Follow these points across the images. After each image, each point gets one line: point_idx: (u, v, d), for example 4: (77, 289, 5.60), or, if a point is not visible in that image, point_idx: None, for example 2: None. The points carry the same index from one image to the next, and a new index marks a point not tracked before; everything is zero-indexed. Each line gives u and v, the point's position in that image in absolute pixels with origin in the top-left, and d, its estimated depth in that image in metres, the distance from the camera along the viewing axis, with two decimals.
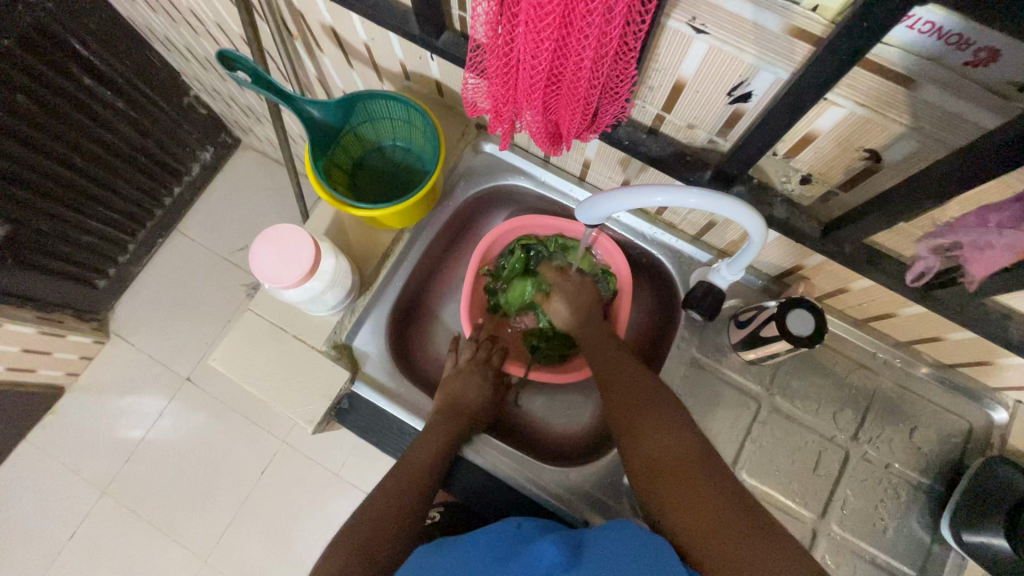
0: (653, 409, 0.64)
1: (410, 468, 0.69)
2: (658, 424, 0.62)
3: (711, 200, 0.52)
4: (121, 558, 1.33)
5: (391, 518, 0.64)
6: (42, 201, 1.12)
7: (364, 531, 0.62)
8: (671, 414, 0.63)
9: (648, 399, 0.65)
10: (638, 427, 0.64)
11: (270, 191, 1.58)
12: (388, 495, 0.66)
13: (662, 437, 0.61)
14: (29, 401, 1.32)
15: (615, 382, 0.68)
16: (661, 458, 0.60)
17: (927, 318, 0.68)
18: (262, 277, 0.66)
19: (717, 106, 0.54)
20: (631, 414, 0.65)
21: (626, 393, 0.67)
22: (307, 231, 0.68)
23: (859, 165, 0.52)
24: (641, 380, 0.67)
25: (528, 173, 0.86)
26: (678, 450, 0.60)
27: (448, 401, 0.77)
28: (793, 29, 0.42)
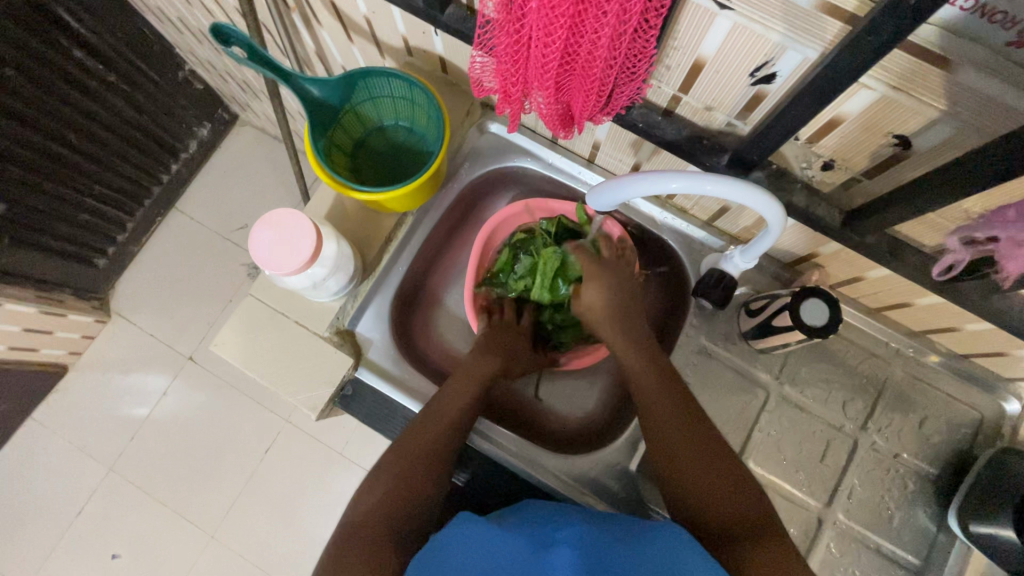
0: (688, 438, 0.62)
1: (413, 446, 0.64)
2: (695, 455, 0.61)
3: (728, 186, 0.50)
4: (129, 534, 1.35)
5: (392, 504, 0.59)
6: (38, 179, 1.10)
7: (361, 520, 0.58)
8: (705, 445, 0.61)
9: (685, 426, 0.63)
10: (674, 460, 0.62)
11: (270, 169, 1.54)
12: (386, 471, 0.62)
13: (701, 471, 0.60)
14: (32, 379, 1.32)
15: (645, 405, 0.66)
16: (692, 476, 0.60)
17: (945, 309, 0.66)
18: (262, 264, 0.64)
19: (738, 87, 0.51)
20: (666, 442, 0.63)
21: (660, 419, 0.64)
22: (308, 218, 0.65)
23: (887, 152, 0.49)
24: (673, 400, 0.65)
25: (535, 155, 0.83)
26: (714, 487, 0.58)
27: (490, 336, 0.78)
28: (826, 5, 0.39)
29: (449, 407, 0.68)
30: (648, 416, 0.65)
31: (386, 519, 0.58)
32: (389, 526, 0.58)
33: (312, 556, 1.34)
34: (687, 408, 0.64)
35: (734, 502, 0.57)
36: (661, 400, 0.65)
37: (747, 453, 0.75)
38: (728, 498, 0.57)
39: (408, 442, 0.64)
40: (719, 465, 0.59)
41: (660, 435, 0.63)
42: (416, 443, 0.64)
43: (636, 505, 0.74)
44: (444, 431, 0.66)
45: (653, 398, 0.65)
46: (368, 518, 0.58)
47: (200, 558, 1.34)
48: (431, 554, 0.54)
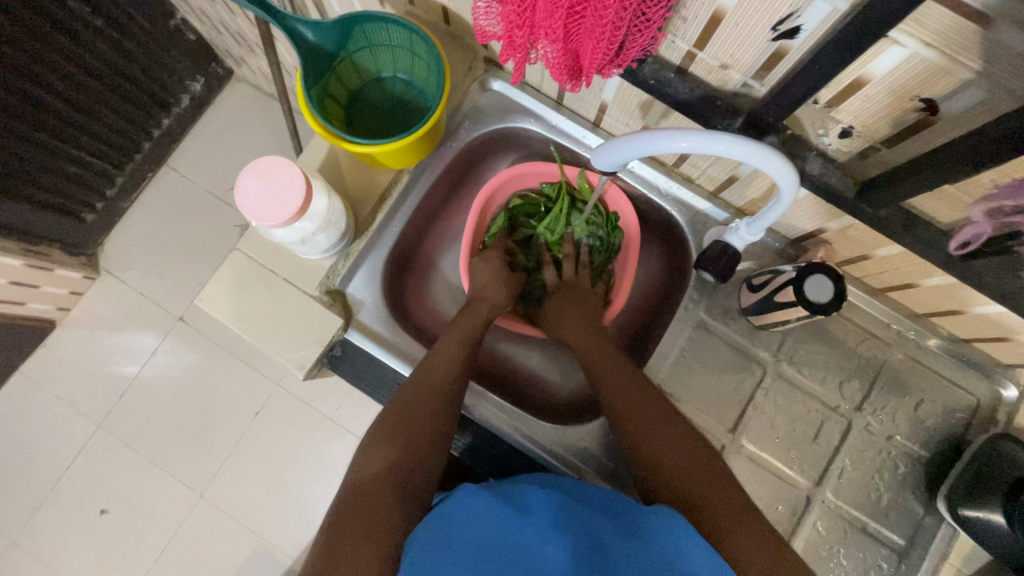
0: (660, 435, 0.62)
1: (407, 408, 0.63)
2: (668, 451, 0.60)
3: (741, 146, 0.47)
4: (117, 490, 1.35)
5: (395, 475, 0.57)
6: (24, 128, 1.07)
7: (362, 486, 0.55)
8: (679, 438, 0.61)
9: (659, 421, 0.63)
10: (666, 464, 0.60)
11: (264, 127, 1.49)
12: (387, 443, 0.59)
13: (674, 462, 0.59)
14: (19, 334, 1.30)
15: (618, 403, 0.66)
16: (687, 471, 0.58)
17: (953, 291, 0.64)
18: (247, 213, 0.61)
19: (758, 42, 0.48)
20: (641, 440, 0.63)
21: (636, 416, 0.64)
22: (298, 175, 0.61)
23: (911, 118, 0.47)
24: (648, 400, 0.65)
25: (538, 116, 0.80)
26: (687, 476, 0.58)
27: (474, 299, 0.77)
28: None
29: (441, 378, 0.67)
30: (622, 413, 0.65)
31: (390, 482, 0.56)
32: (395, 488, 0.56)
33: (300, 518, 1.35)
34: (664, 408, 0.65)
35: (705, 487, 0.56)
36: (636, 399, 0.66)
37: (741, 428, 0.74)
38: (704, 483, 0.57)
39: (405, 409, 0.63)
40: (713, 471, 0.58)
41: (635, 430, 0.64)
42: (412, 415, 0.62)
43: (625, 475, 0.74)
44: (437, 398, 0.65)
45: (631, 396, 0.66)
46: (372, 487, 0.55)
47: (189, 516, 1.35)
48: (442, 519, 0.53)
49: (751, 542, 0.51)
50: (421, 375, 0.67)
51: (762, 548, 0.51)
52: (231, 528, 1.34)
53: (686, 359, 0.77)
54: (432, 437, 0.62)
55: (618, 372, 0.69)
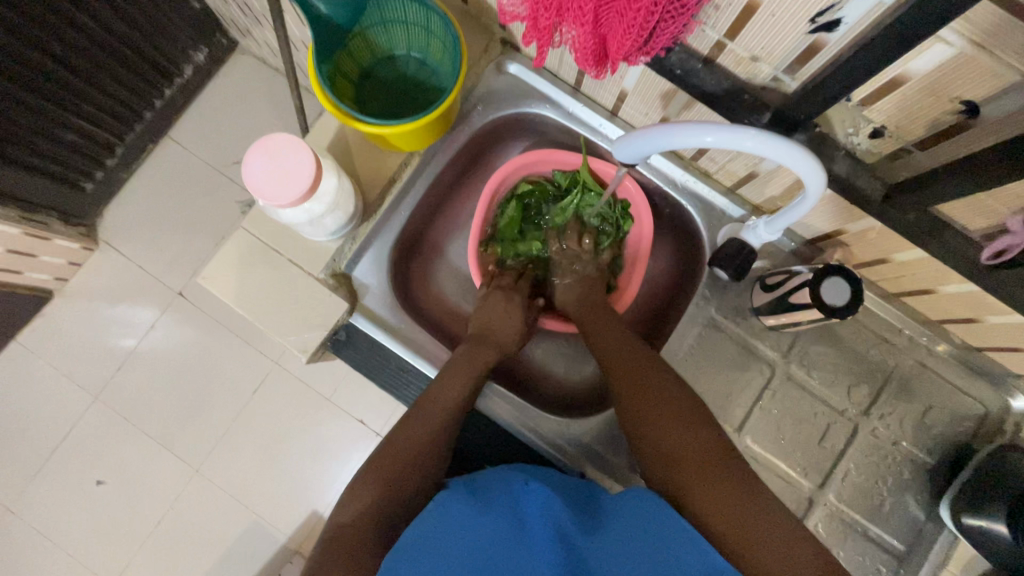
0: (659, 412, 0.61)
1: (396, 445, 0.62)
2: (668, 427, 0.60)
3: (771, 143, 0.46)
4: (114, 462, 1.35)
5: (377, 516, 0.57)
6: (23, 94, 1.04)
7: (344, 530, 0.56)
8: (680, 413, 0.60)
9: (659, 397, 0.62)
10: (661, 439, 0.60)
11: (268, 102, 1.45)
12: (370, 482, 0.59)
13: (673, 436, 0.59)
14: (16, 302, 1.28)
15: (621, 379, 0.66)
16: (681, 450, 0.58)
17: (971, 299, 0.63)
18: (255, 189, 0.58)
19: (794, 35, 0.46)
20: (642, 417, 0.62)
21: (636, 395, 0.64)
22: (308, 158, 0.59)
23: (948, 120, 0.45)
24: (650, 377, 0.64)
25: (554, 102, 0.78)
26: (687, 449, 0.58)
27: (481, 329, 0.75)
28: None
29: (432, 415, 0.65)
30: (626, 389, 0.65)
31: (372, 524, 0.57)
32: (376, 522, 0.57)
33: (296, 496, 1.35)
34: (669, 380, 0.64)
35: (702, 463, 0.56)
36: (638, 376, 0.65)
37: (748, 429, 0.74)
38: (702, 461, 0.56)
39: (395, 448, 0.62)
40: (709, 450, 0.57)
41: (637, 406, 0.63)
42: (396, 451, 0.62)
43: (627, 471, 0.74)
44: (430, 433, 0.64)
45: (633, 374, 0.66)
46: (356, 528, 0.56)
47: (184, 490, 1.35)
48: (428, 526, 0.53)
49: (745, 517, 0.52)
50: (416, 412, 0.65)
51: (755, 526, 0.51)
52: (226, 504, 1.35)
53: (694, 356, 0.76)
54: (424, 460, 0.62)
55: (621, 351, 0.69)
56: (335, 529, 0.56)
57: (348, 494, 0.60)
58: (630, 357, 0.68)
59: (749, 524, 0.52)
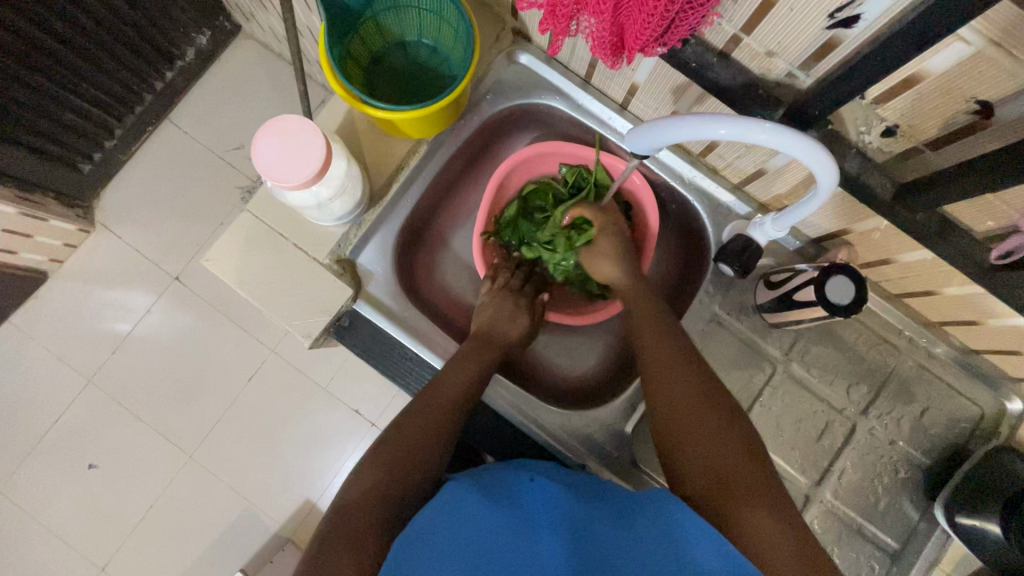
0: (693, 417, 0.58)
1: (400, 434, 0.62)
2: (700, 434, 0.56)
3: (788, 138, 0.46)
4: (106, 446, 1.35)
5: (378, 500, 0.57)
6: (21, 71, 1.02)
7: (346, 514, 0.55)
8: (713, 421, 0.57)
9: (695, 399, 0.59)
10: (683, 424, 0.58)
11: (270, 87, 1.44)
12: (372, 469, 0.59)
13: (703, 445, 0.55)
14: (10, 282, 1.27)
15: (655, 377, 0.63)
16: (701, 437, 0.56)
17: (973, 301, 0.63)
18: (260, 162, 0.58)
19: (811, 30, 0.46)
20: (675, 419, 0.59)
21: (668, 395, 0.61)
22: (320, 148, 0.58)
23: (962, 120, 0.45)
24: (684, 377, 0.61)
25: (565, 94, 0.78)
26: (714, 451, 0.55)
27: (486, 328, 0.74)
28: None
29: (440, 409, 0.64)
30: (662, 389, 0.61)
31: (375, 507, 0.56)
32: (380, 505, 0.57)
33: (290, 484, 1.35)
34: (706, 382, 0.60)
35: (730, 476, 0.53)
36: (671, 370, 0.62)
37: None
38: (720, 448, 0.55)
39: (402, 431, 0.62)
40: (730, 438, 0.55)
41: (671, 406, 0.60)
42: (405, 433, 0.61)
43: (627, 464, 0.74)
44: (435, 419, 0.64)
45: (668, 373, 0.62)
46: (359, 511, 0.56)
47: (177, 476, 1.34)
48: (432, 521, 0.52)
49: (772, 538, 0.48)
50: (423, 403, 0.65)
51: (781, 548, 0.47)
52: (219, 490, 1.34)
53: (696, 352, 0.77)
54: (429, 445, 0.62)
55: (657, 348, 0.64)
56: (338, 512, 0.56)
57: (352, 478, 0.60)
58: (665, 353, 0.64)
59: (778, 544, 0.48)
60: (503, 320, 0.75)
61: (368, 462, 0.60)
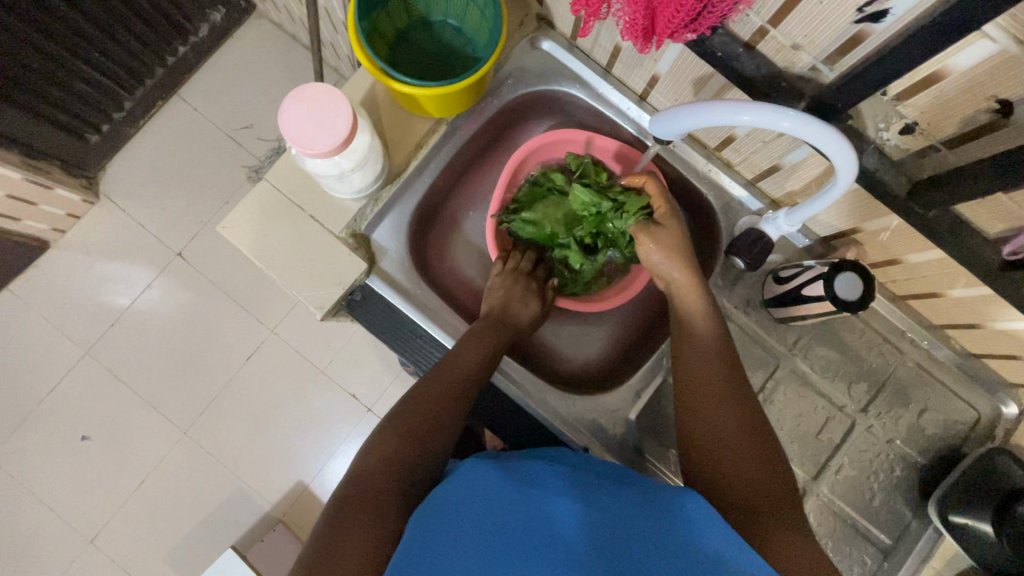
0: (727, 428, 0.60)
1: (418, 411, 0.63)
2: (736, 451, 0.58)
3: (810, 127, 0.46)
4: (101, 419, 1.34)
5: (394, 468, 0.58)
6: (34, 35, 1.02)
7: (364, 481, 0.57)
8: (747, 437, 0.59)
9: (728, 409, 0.61)
10: (713, 430, 0.60)
11: (282, 67, 1.43)
12: (387, 437, 0.61)
13: (737, 456, 0.58)
14: (11, 249, 1.26)
15: (690, 387, 0.64)
16: (730, 448, 0.59)
17: (976, 303, 0.65)
18: (292, 113, 0.59)
19: (839, 24, 0.47)
20: (709, 430, 0.60)
21: (702, 407, 0.62)
22: (342, 133, 0.58)
23: (980, 119, 0.46)
24: (721, 384, 0.62)
25: (585, 82, 0.78)
26: (742, 464, 0.58)
27: (499, 307, 0.75)
28: None
29: (457, 385, 0.66)
30: (697, 400, 0.62)
31: (391, 474, 0.58)
32: (397, 476, 0.58)
33: (284, 465, 1.35)
34: (740, 391, 0.62)
35: (761, 491, 0.56)
36: (707, 372, 0.63)
37: None
38: (747, 462, 0.58)
39: (418, 406, 0.63)
40: (753, 448, 0.58)
41: (704, 418, 0.61)
42: (423, 409, 0.63)
43: (630, 451, 0.75)
44: (448, 394, 0.65)
45: (703, 384, 0.63)
46: (375, 480, 0.57)
47: (171, 452, 1.34)
48: (453, 497, 0.54)
49: (802, 553, 0.51)
50: (435, 380, 0.66)
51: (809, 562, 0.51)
52: (213, 468, 1.34)
53: None
54: (442, 422, 0.63)
55: (693, 355, 0.65)
56: (354, 481, 0.57)
57: (367, 446, 0.61)
58: (701, 362, 0.64)
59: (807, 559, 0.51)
60: (515, 300, 0.76)
61: (383, 431, 0.62)
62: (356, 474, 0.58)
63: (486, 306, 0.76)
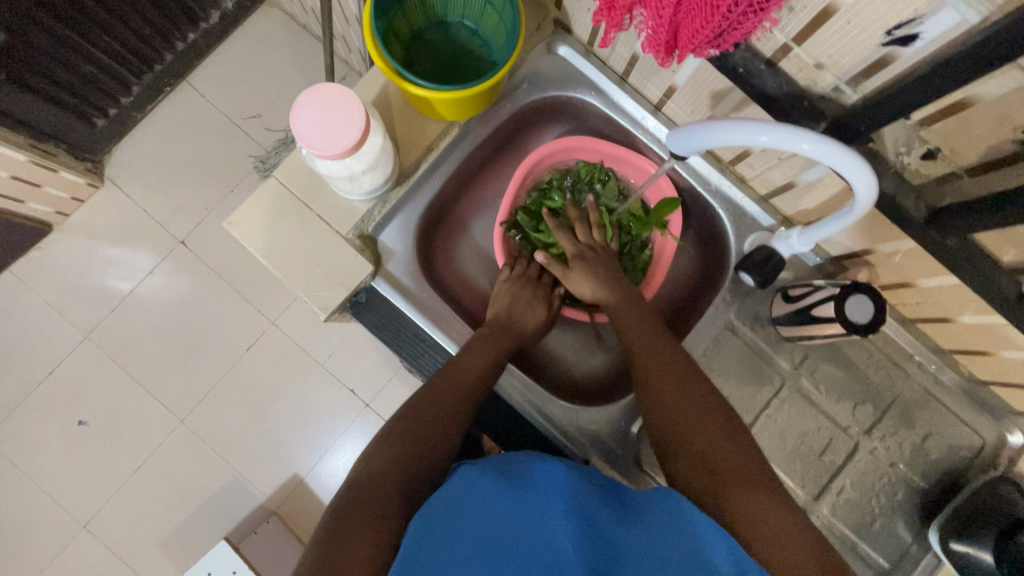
0: (700, 427, 0.59)
1: (421, 417, 0.63)
2: (705, 445, 0.58)
3: (830, 152, 0.46)
4: (98, 404, 1.34)
5: (395, 474, 0.58)
6: (45, 17, 1.01)
7: (363, 485, 0.57)
8: (719, 429, 0.58)
9: (696, 410, 0.60)
10: (682, 430, 0.60)
11: (292, 58, 1.42)
12: (389, 444, 0.60)
13: (710, 450, 0.57)
14: (14, 231, 1.26)
15: (656, 392, 0.64)
16: (701, 445, 0.58)
17: (989, 331, 0.64)
18: (304, 112, 0.58)
19: (866, 45, 0.47)
20: (676, 429, 0.60)
21: (671, 408, 0.61)
22: (350, 137, 0.58)
23: (1006, 149, 0.45)
24: (687, 385, 0.63)
25: (600, 90, 0.77)
26: (716, 454, 0.57)
27: (506, 314, 0.75)
28: None
29: (457, 391, 0.66)
30: (663, 401, 0.63)
31: (392, 480, 0.57)
32: (397, 483, 0.57)
33: (280, 458, 1.35)
34: (708, 394, 0.62)
35: (727, 479, 0.55)
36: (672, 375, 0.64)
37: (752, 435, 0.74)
38: (724, 457, 0.56)
39: (421, 413, 0.63)
40: (729, 443, 0.57)
41: (669, 416, 0.61)
42: (426, 415, 0.63)
43: (629, 464, 0.75)
44: (453, 401, 0.65)
45: (666, 386, 0.63)
46: (376, 486, 0.56)
47: (168, 440, 1.34)
48: (452, 506, 0.53)
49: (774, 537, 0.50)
50: (437, 387, 0.66)
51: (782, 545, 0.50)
52: (208, 458, 1.34)
53: (707, 360, 0.77)
54: (445, 428, 0.63)
55: (659, 360, 0.66)
56: (354, 486, 0.57)
57: (369, 451, 0.60)
58: (666, 366, 0.65)
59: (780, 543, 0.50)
60: (522, 308, 0.76)
61: (384, 438, 0.61)
62: (357, 478, 0.58)
63: (493, 312, 0.76)
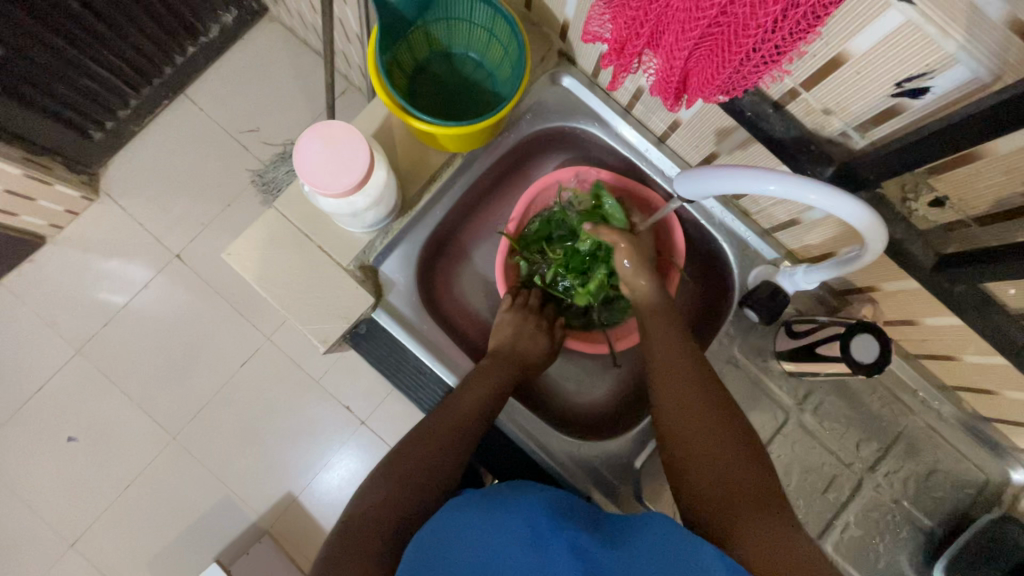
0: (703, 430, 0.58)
1: (416, 452, 0.61)
2: (717, 470, 0.54)
3: (833, 200, 0.45)
4: (89, 419, 1.32)
5: (390, 513, 0.56)
6: (45, 33, 1.01)
7: (355, 524, 0.55)
8: (719, 435, 0.57)
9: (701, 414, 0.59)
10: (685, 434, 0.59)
11: (292, 73, 1.41)
12: (383, 482, 0.59)
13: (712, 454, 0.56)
14: (6, 244, 1.24)
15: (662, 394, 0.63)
16: (703, 447, 0.57)
17: (994, 371, 0.63)
18: (306, 149, 0.57)
19: (875, 95, 0.46)
20: (689, 451, 0.57)
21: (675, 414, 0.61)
22: (352, 181, 0.57)
23: (1015, 202, 0.45)
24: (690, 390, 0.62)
25: (603, 121, 0.77)
26: (716, 455, 0.55)
27: (506, 347, 0.74)
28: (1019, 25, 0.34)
29: (454, 426, 0.64)
30: (673, 426, 0.60)
31: (385, 518, 0.56)
32: (390, 522, 0.56)
33: (274, 475, 1.33)
34: (714, 398, 0.60)
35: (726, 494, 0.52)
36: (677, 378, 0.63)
37: None
38: (721, 459, 0.55)
39: (416, 445, 0.62)
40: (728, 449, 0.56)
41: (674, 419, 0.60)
42: (426, 450, 0.62)
43: (631, 499, 0.74)
44: (448, 434, 0.63)
45: (672, 390, 0.63)
46: (369, 523, 0.55)
47: (159, 456, 1.32)
48: (448, 537, 0.51)
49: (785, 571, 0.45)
50: (436, 423, 0.64)
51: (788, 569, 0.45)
52: (200, 476, 1.32)
53: None
54: (443, 462, 0.61)
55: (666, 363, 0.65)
56: (348, 524, 0.55)
57: (365, 490, 0.59)
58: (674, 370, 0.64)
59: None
60: (523, 341, 0.75)
61: (379, 475, 0.60)
62: (351, 518, 0.56)
63: (493, 345, 0.75)
